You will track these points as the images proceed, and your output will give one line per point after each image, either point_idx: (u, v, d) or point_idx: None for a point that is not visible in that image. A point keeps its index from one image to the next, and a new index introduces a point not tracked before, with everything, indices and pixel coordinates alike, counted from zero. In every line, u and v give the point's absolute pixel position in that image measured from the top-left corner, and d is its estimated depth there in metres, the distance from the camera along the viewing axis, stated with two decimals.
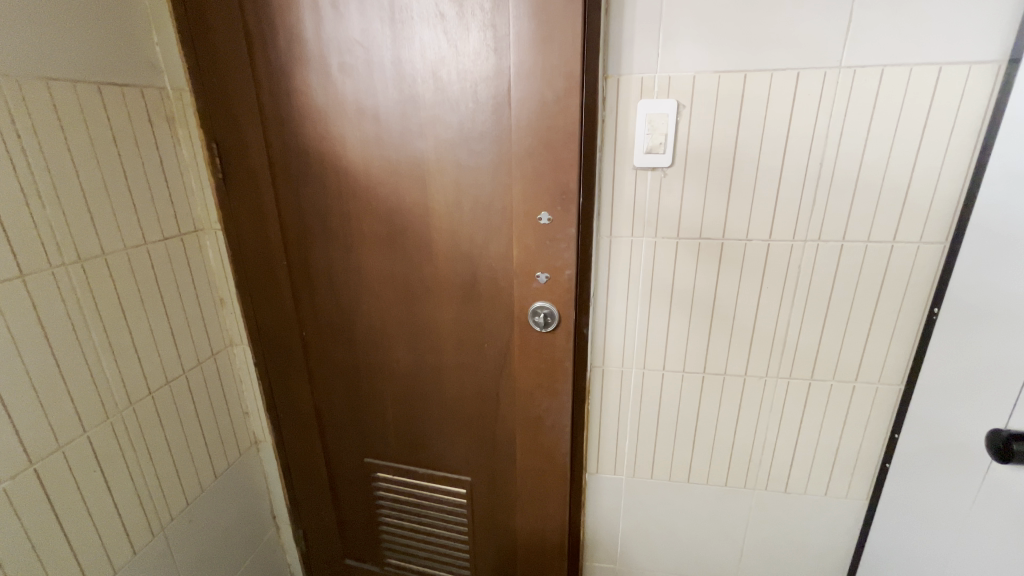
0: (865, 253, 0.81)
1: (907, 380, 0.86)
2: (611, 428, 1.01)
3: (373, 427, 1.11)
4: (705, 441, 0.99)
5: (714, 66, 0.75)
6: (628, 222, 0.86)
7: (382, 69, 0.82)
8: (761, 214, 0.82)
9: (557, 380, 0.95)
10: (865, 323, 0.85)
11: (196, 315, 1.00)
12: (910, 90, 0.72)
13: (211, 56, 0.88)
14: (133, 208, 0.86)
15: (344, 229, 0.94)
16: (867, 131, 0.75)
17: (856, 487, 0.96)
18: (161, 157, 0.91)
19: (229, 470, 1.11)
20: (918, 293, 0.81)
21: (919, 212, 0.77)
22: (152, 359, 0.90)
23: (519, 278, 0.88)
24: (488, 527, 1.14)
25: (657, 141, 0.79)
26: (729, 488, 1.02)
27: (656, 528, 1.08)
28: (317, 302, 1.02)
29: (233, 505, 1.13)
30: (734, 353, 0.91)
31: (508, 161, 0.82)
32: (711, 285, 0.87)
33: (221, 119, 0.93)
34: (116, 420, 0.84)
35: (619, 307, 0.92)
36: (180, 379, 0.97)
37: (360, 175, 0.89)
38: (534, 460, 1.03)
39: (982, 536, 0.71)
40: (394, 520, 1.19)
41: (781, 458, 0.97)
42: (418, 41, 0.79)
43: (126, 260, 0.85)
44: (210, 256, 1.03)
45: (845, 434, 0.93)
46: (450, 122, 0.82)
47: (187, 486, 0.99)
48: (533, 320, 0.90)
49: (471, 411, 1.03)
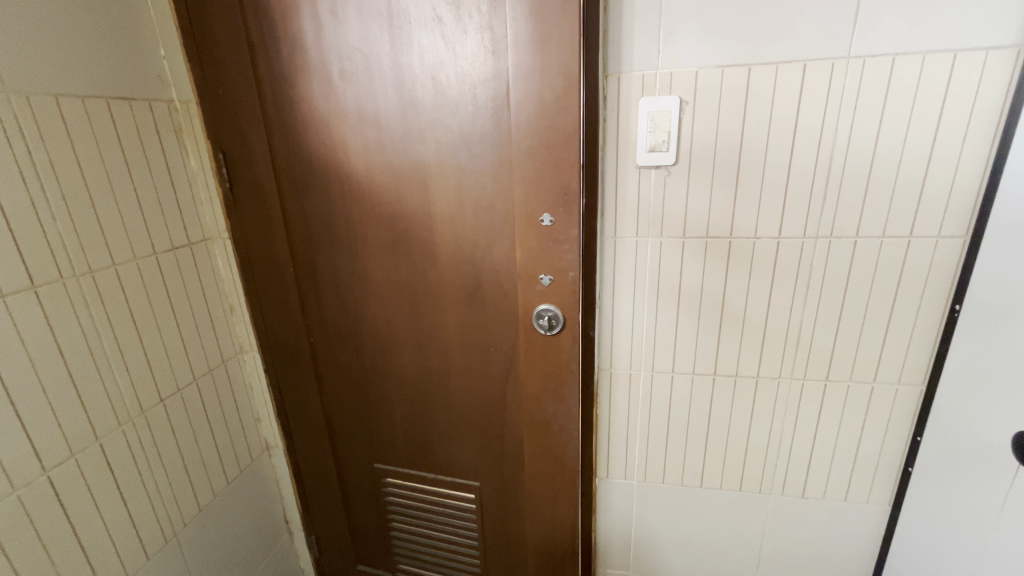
0: (879, 248, 0.78)
1: (929, 380, 0.83)
2: (621, 431, 0.99)
3: (382, 432, 1.11)
4: (719, 444, 0.96)
5: (717, 60, 0.73)
6: (633, 222, 0.84)
7: (381, 75, 0.82)
8: (770, 210, 0.79)
9: (564, 384, 0.93)
10: (882, 322, 0.82)
11: (206, 322, 1.01)
12: (925, 77, 0.69)
13: (215, 67, 0.90)
14: (143, 218, 0.87)
15: (348, 235, 0.95)
16: (879, 122, 0.72)
17: (877, 492, 0.93)
18: (169, 168, 0.92)
19: (241, 475, 1.13)
20: (938, 289, 0.78)
21: (937, 204, 0.74)
22: (163, 366, 0.92)
23: (524, 280, 0.87)
24: (498, 532, 1.13)
25: (659, 138, 0.78)
26: (743, 492, 0.99)
27: (669, 534, 1.06)
28: (324, 308, 1.03)
29: (246, 509, 1.14)
30: (746, 353, 0.89)
31: (509, 163, 0.82)
32: (720, 285, 0.85)
33: (226, 129, 0.94)
34: (128, 428, 0.85)
35: (626, 309, 0.90)
36: (191, 386, 0.98)
37: (362, 180, 0.90)
38: (543, 464, 1.02)
39: (1009, 543, 0.67)
40: (404, 526, 1.19)
41: (798, 462, 0.94)
42: (416, 46, 0.79)
43: (136, 270, 0.86)
44: (219, 264, 1.04)
45: (865, 436, 0.89)
46: (449, 125, 0.82)
47: (200, 492, 1.01)
48: (537, 323, 0.89)
49: (478, 415, 1.02)
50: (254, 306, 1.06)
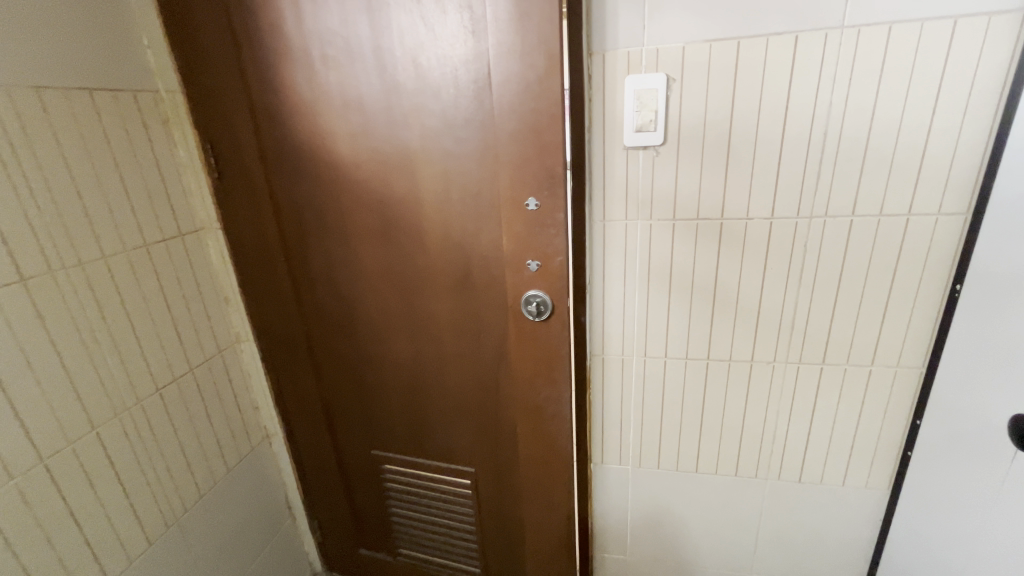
0: (877, 228, 0.75)
1: (929, 363, 0.81)
2: (615, 416, 0.99)
3: (379, 420, 1.11)
4: (714, 429, 0.95)
5: (705, 34, 0.71)
6: (622, 205, 0.82)
7: (363, 60, 0.81)
8: (762, 191, 0.77)
9: (555, 371, 0.92)
10: (879, 304, 0.80)
11: (200, 312, 1.02)
12: (923, 47, 0.66)
13: (200, 56, 0.89)
14: (131, 210, 0.87)
15: (337, 224, 0.94)
16: (875, 96, 0.69)
17: (875, 477, 0.91)
18: (157, 160, 0.92)
19: (241, 463, 1.14)
20: (938, 269, 0.76)
21: (937, 180, 0.71)
22: (158, 357, 0.93)
23: (512, 266, 0.86)
24: (495, 517, 1.14)
25: (646, 118, 0.75)
26: (739, 478, 0.98)
27: (665, 519, 1.06)
28: (317, 297, 1.03)
29: (248, 496, 1.16)
30: (739, 337, 0.87)
31: (493, 147, 0.80)
32: (713, 268, 0.83)
33: (214, 119, 0.93)
34: (124, 416, 0.87)
35: (616, 294, 0.89)
36: (187, 375, 0.99)
37: (349, 168, 0.89)
38: (537, 450, 1.02)
39: (1006, 527, 0.66)
40: (403, 511, 1.21)
41: (794, 447, 0.93)
42: (396, 28, 0.77)
43: (127, 262, 0.87)
44: (213, 255, 1.04)
45: (863, 420, 0.88)
46: (433, 109, 0.81)
47: (199, 479, 1.02)
48: (526, 310, 0.88)
49: (472, 402, 1.02)
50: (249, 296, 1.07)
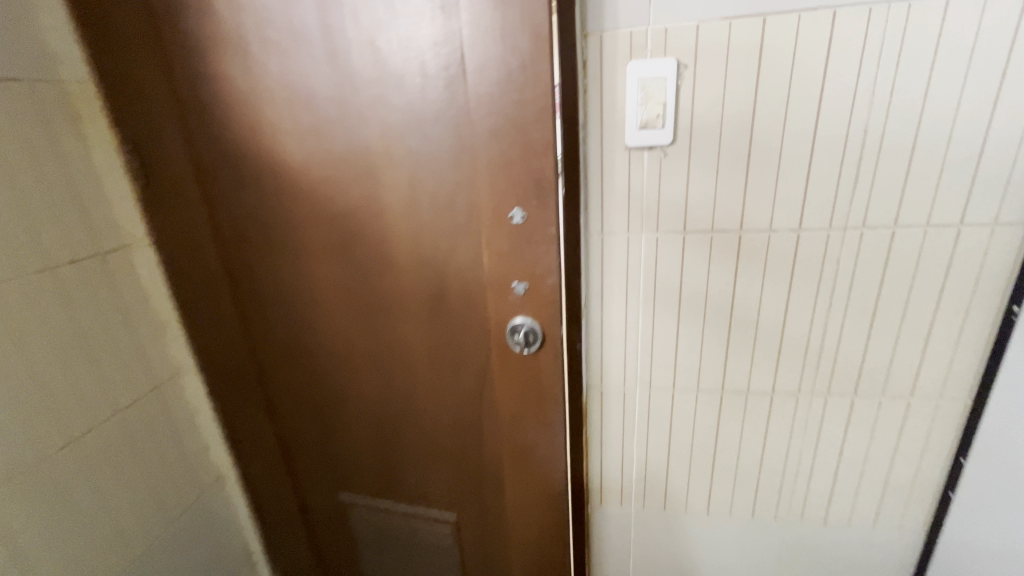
0: (922, 241, 0.64)
1: (977, 394, 0.70)
2: (616, 455, 0.86)
3: (345, 461, 0.98)
4: (728, 469, 0.83)
5: (723, 10, 0.58)
6: (623, 216, 0.70)
7: (309, 43, 0.66)
8: (788, 199, 0.65)
9: (546, 408, 0.79)
10: (922, 328, 0.69)
11: (127, 344, 0.85)
12: (985, 26, 0.55)
13: (115, 39, 0.74)
14: (24, 226, 0.70)
15: (287, 240, 0.80)
16: (926, 85, 0.58)
17: (910, 519, 0.81)
18: (64, 162, 0.75)
19: (188, 515, 0.98)
20: (991, 288, 0.65)
21: (994, 185, 0.60)
22: (65, 406, 0.76)
23: (494, 289, 0.73)
24: (481, 566, 1.01)
25: (653, 112, 0.63)
26: (756, 521, 0.86)
27: (672, 565, 0.94)
28: (268, 324, 0.89)
29: (196, 552, 0.99)
30: (759, 366, 0.76)
31: (469, 148, 0.66)
32: (729, 287, 0.71)
33: (135, 116, 0.78)
34: (13, 483, 0.70)
35: (617, 319, 0.76)
36: (108, 423, 0.82)
37: (298, 174, 0.75)
38: (527, 495, 0.89)
39: None
40: (377, 559, 1.07)
41: (819, 487, 0.82)
42: (348, 3, 0.63)
43: (16, 292, 0.69)
44: (144, 275, 0.87)
45: (897, 457, 0.77)
46: (395, 103, 0.67)
47: (125, 543, 0.86)
48: (511, 340, 0.75)
49: (451, 442, 0.89)
50: (192, 322, 0.91)
